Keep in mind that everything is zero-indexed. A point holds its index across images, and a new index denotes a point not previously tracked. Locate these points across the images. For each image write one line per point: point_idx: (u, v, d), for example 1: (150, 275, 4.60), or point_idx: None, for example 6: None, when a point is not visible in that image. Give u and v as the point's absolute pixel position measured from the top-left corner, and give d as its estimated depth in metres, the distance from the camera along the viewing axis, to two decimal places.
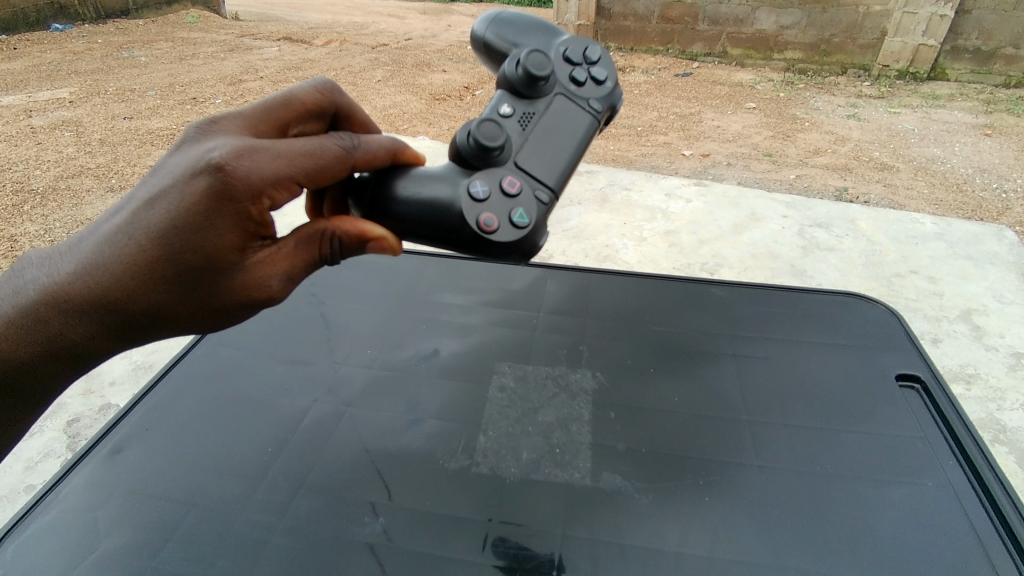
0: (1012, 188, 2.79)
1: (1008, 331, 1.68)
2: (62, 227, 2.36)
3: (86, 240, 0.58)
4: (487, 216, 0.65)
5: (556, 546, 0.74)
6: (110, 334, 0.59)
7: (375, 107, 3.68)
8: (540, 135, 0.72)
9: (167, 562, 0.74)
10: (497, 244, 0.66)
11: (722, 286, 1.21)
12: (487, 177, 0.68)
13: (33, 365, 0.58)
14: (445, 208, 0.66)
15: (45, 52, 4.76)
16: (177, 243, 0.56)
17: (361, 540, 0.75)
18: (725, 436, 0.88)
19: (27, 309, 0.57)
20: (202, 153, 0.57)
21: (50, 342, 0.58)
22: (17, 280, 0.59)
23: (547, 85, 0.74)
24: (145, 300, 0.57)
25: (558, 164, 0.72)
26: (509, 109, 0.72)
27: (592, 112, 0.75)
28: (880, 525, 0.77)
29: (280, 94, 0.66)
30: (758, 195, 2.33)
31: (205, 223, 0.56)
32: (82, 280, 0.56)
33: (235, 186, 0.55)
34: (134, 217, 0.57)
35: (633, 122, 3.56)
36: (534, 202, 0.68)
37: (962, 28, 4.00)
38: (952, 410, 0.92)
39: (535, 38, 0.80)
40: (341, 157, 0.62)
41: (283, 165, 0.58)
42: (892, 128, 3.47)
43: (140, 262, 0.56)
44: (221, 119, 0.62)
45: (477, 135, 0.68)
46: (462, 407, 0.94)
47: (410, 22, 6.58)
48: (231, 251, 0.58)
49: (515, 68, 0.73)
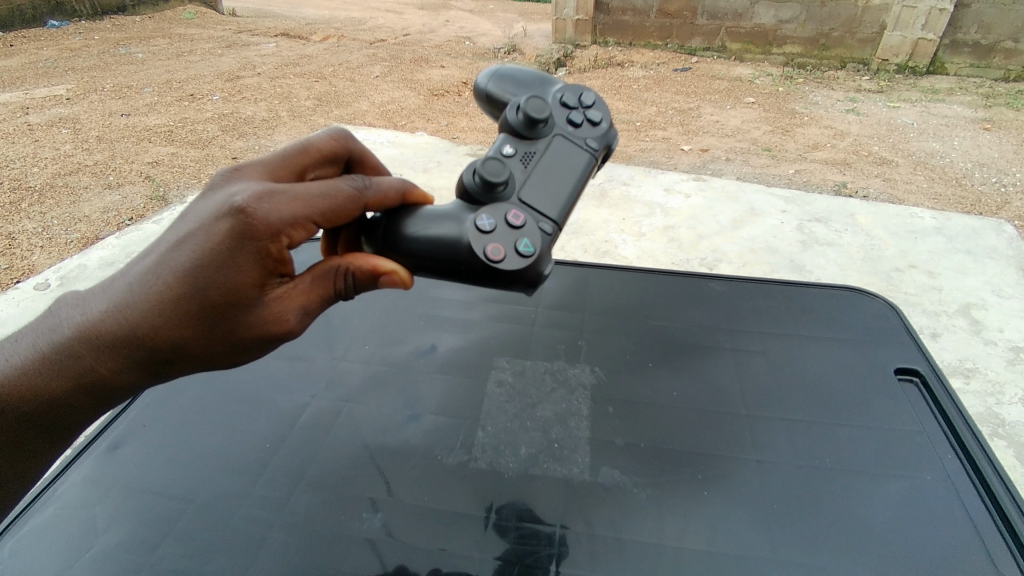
0: (1011, 182, 2.79)
1: (1007, 325, 1.68)
2: (59, 224, 2.35)
3: (118, 279, 0.59)
4: (494, 247, 0.63)
5: (558, 524, 0.76)
6: (139, 368, 0.58)
7: (373, 103, 3.67)
8: (542, 173, 0.71)
9: (165, 558, 0.74)
10: (503, 274, 0.63)
11: (721, 280, 1.21)
12: (492, 211, 0.66)
13: (63, 399, 0.57)
14: (452, 247, 0.64)
15: (41, 49, 4.73)
16: (201, 280, 0.56)
17: (362, 536, 0.75)
18: (723, 431, 0.88)
19: (63, 344, 0.57)
20: (226, 198, 0.57)
21: (82, 376, 0.57)
22: (53, 318, 0.60)
23: (546, 127, 0.74)
24: (171, 335, 0.57)
25: (561, 199, 0.70)
26: (511, 149, 0.72)
27: (590, 151, 0.75)
28: (876, 514, 0.78)
29: (298, 143, 0.67)
30: (757, 191, 2.33)
31: (228, 261, 0.56)
32: (113, 318, 0.57)
33: (255, 228, 0.56)
34: (163, 257, 0.57)
35: (631, 117, 3.55)
36: (539, 232, 0.66)
37: (961, 22, 3.99)
38: (952, 404, 0.92)
39: (533, 84, 0.80)
40: (352, 198, 0.62)
41: (301, 208, 0.58)
42: (891, 122, 3.46)
43: (166, 299, 0.56)
44: (243, 167, 0.63)
45: (482, 173, 0.67)
46: (459, 402, 0.94)
47: (407, 17, 6.54)
48: (251, 288, 0.58)
49: (515, 112, 0.73)
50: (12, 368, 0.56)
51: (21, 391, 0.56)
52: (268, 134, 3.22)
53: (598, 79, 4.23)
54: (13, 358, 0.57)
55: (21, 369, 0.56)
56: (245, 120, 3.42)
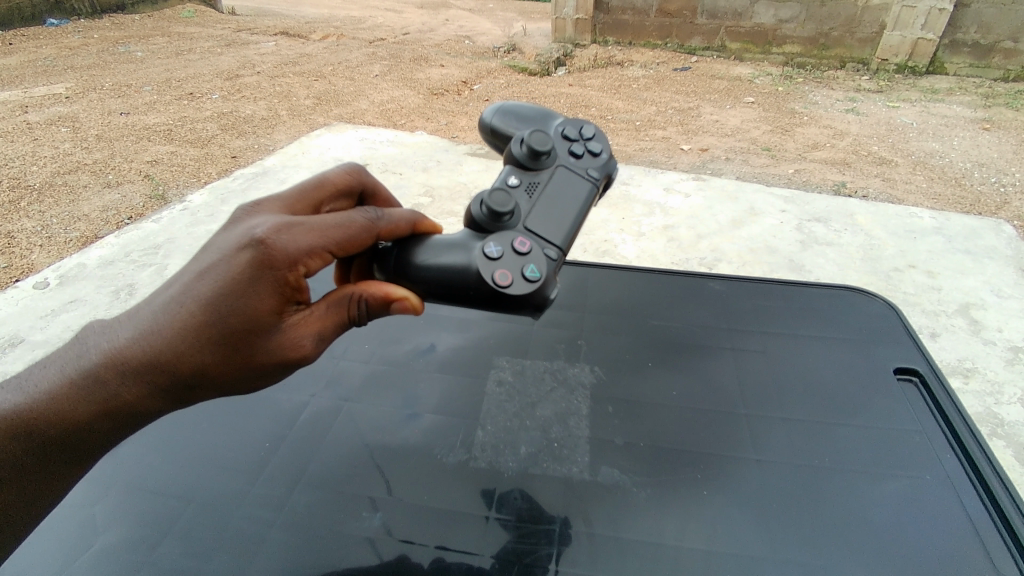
0: (1011, 182, 2.79)
1: (1006, 325, 1.69)
2: (59, 223, 2.35)
3: (144, 308, 0.61)
4: (501, 272, 0.63)
5: (557, 521, 0.76)
6: (160, 394, 0.61)
7: (373, 102, 3.67)
8: (546, 201, 0.72)
9: (166, 557, 0.74)
10: (511, 299, 0.63)
11: (720, 280, 1.21)
12: (499, 238, 0.66)
13: (88, 423, 0.61)
14: (462, 276, 0.64)
15: (40, 48, 4.73)
16: (223, 308, 0.57)
17: (362, 536, 0.75)
18: (722, 430, 0.89)
19: (91, 372, 0.60)
20: (246, 230, 0.59)
21: (107, 402, 0.60)
22: (85, 346, 0.63)
23: (549, 158, 0.75)
24: (194, 362, 0.59)
25: (565, 226, 0.71)
26: (516, 179, 0.73)
27: (592, 180, 0.75)
28: (874, 514, 0.78)
29: (314, 177, 0.69)
30: (756, 190, 2.33)
31: (247, 291, 0.57)
32: (139, 345, 0.59)
33: (274, 258, 0.57)
34: (186, 287, 0.59)
35: (631, 116, 3.55)
36: (545, 258, 0.66)
37: (961, 22, 3.99)
38: (951, 404, 0.92)
39: (535, 116, 0.82)
40: (365, 228, 0.63)
41: (318, 238, 0.59)
42: (890, 122, 3.46)
43: (190, 326, 0.58)
44: (263, 202, 0.65)
45: (488, 202, 0.68)
46: (458, 402, 0.94)
47: (407, 16, 6.54)
48: (269, 316, 0.59)
49: (518, 145, 0.74)
50: (43, 395, 0.61)
51: (51, 416, 0.60)
52: (267, 133, 3.22)
53: (598, 79, 4.22)
54: (44, 385, 0.62)
55: (51, 395, 0.61)
56: (244, 119, 3.42)
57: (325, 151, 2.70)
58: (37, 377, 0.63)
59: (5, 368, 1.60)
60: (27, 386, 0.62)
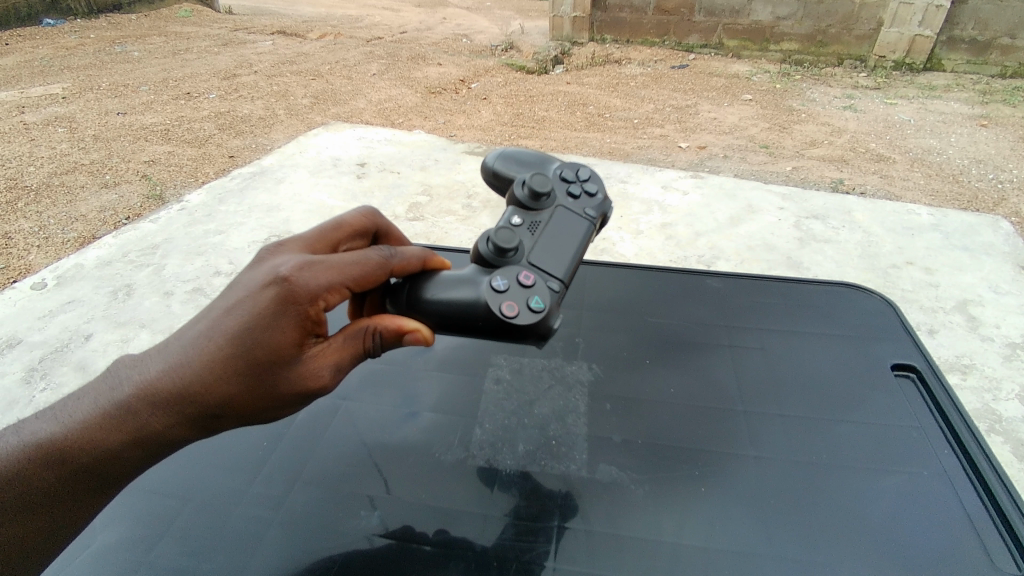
0: (1008, 178, 2.80)
1: (1003, 322, 1.69)
2: (56, 224, 2.34)
3: (173, 341, 0.60)
4: (508, 303, 0.64)
5: (556, 520, 0.76)
6: (188, 423, 0.58)
7: (370, 102, 3.66)
8: (547, 239, 0.74)
9: (164, 556, 0.74)
10: (517, 330, 0.64)
11: (718, 277, 1.21)
12: (505, 272, 0.67)
13: (117, 452, 0.58)
14: (469, 309, 0.65)
15: (37, 48, 4.72)
16: (248, 340, 0.56)
17: (359, 535, 0.75)
18: (719, 427, 0.89)
19: (121, 402, 0.58)
20: (271, 268, 0.58)
21: (136, 432, 0.58)
22: (114, 378, 0.61)
23: (549, 200, 0.78)
24: (222, 393, 0.57)
25: (565, 264, 0.73)
26: (518, 219, 0.75)
27: (588, 219, 0.79)
28: (872, 510, 0.78)
29: (331, 220, 0.70)
30: (754, 187, 2.33)
31: (271, 324, 0.56)
32: (168, 375, 0.57)
33: (297, 294, 0.56)
34: (213, 321, 0.58)
35: (629, 114, 3.54)
36: (548, 290, 0.67)
37: (958, 19, 4.00)
38: (948, 400, 0.92)
39: (535, 159, 0.85)
40: (381, 265, 0.63)
41: (339, 275, 0.58)
42: (888, 119, 3.47)
43: (217, 358, 0.56)
44: (285, 243, 0.65)
45: (494, 239, 0.70)
46: (456, 400, 0.94)
47: (404, 14, 6.53)
48: (290, 349, 0.57)
49: (521, 187, 0.77)
50: (77, 424, 0.58)
51: (82, 444, 0.57)
52: (265, 133, 3.21)
53: (596, 77, 4.22)
54: (77, 415, 0.59)
55: (85, 424, 0.58)
56: (242, 118, 3.41)
57: (323, 150, 2.70)
58: (67, 408, 0.60)
59: (4, 369, 1.60)
60: (58, 416, 0.60)
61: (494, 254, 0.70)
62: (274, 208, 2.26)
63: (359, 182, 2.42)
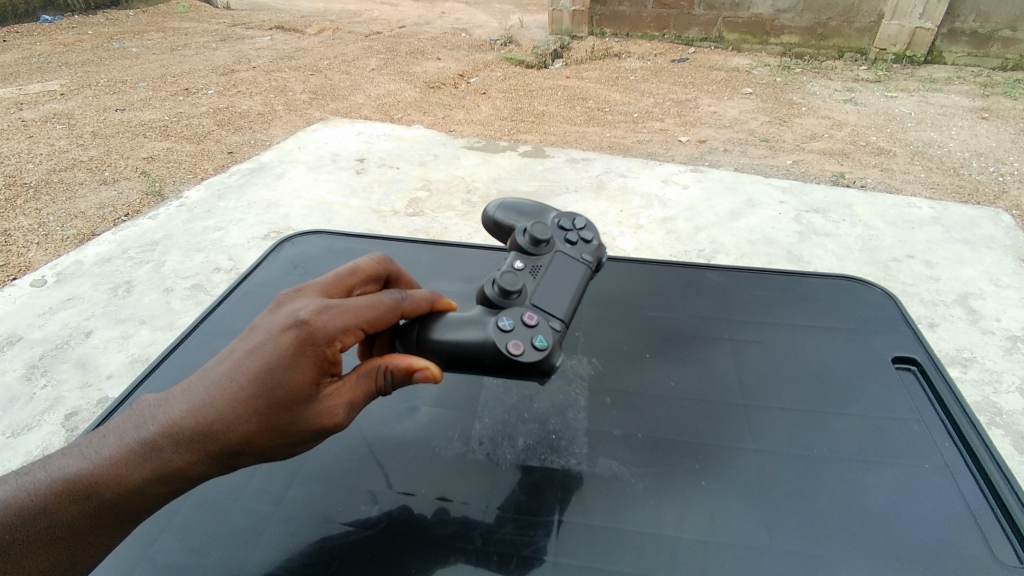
0: (1009, 171, 2.79)
1: (1004, 314, 1.69)
2: (55, 221, 2.33)
3: (196, 379, 0.57)
4: (514, 342, 0.64)
5: (557, 513, 0.76)
6: (209, 459, 0.55)
7: (369, 97, 3.65)
8: (549, 283, 0.74)
9: (163, 551, 0.74)
10: (521, 368, 0.65)
11: (717, 270, 1.21)
12: (510, 312, 0.68)
13: (139, 488, 0.54)
14: (478, 350, 0.65)
15: (35, 44, 4.71)
16: (269, 380, 0.54)
17: (357, 527, 0.75)
18: (719, 420, 0.89)
19: (146, 439, 0.55)
20: (291, 312, 0.58)
21: (160, 470, 0.54)
22: (135, 415, 0.58)
23: (548, 246, 0.78)
24: (243, 431, 0.54)
25: (565, 305, 0.73)
26: (520, 263, 0.75)
27: (585, 263, 0.79)
28: (872, 500, 0.78)
29: (346, 265, 0.70)
30: (755, 181, 2.33)
31: (290, 365, 0.55)
32: (192, 412, 0.55)
33: (315, 335, 0.55)
34: (236, 361, 0.56)
35: (629, 108, 3.53)
36: (551, 329, 0.67)
37: (960, 10, 3.97)
38: (948, 392, 0.92)
39: (535, 210, 0.86)
40: (392, 308, 0.63)
41: (355, 318, 0.59)
42: (889, 112, 3.45)
43: (239, 397, 0.54)
44: (303, 289, 0.65)
45: (499, 282, 0.70)
46: (454, 395, 0.94)
47: (403, 8, 6.50)
48: (307, 388, 0.56)
49: (522, 234, 0.78)
50: (100, 460, 0.55)
51: (106, 479, 0.54)
52: (264, 128, 3.20)
53: (595, 71, 4.20)
54: (103, 449, 0.56)
55: (109, 459, 0.55)
56: (240, 114, 3.40)
57: (321, 146, 2.69)
58: (90, 442, 0.57)
59: (4, 366, 1.60)
60: (84, 451, 0.56)
61: (500, 296, 0.70)
62: (273, 205, 2.25)
63: (358, 177, 2.42)
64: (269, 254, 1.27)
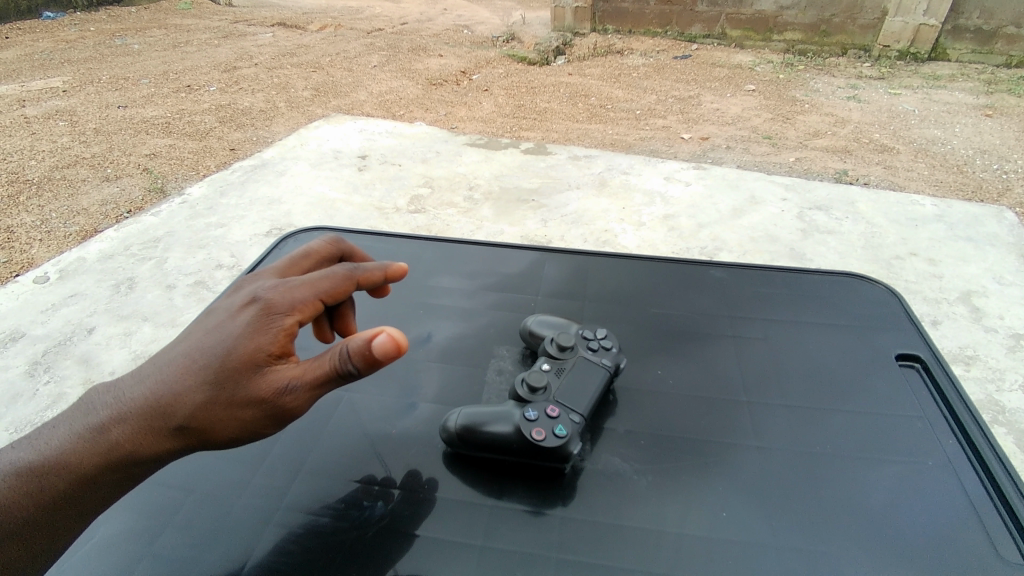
0: (1013, 169, 2.78)
1: (1007, 312, 1.68)
2: (58, 217, 2.33)
3: (150, 365, 0.60)
4: (537, 430, 0.75)
5: (559, 510, 0.76)
6: (161, 439, 0.56)
7: (371, 93, 3.65)
8: (574, 377, 0.84)
9: (168, 546, 0.74)
10: (543, 453, 0.76)
11: (721, 267, 1.20)
12: (536, 406, 0.78)
13: (92, 476, 0.55)
14: (507, 438, 0.76)
15: (37, 41, 4.70)
16: (222, 349, 0.57)
17: (359, 522, 0.75)
18: (722, 416, 0.89)
19: (95, 423, 0.57)
20: (248, 293, 0.62)
21: (111, 453, 0.56)
22: (88, 404, 0.60)
23: (574, 347, 0.88)
24: (191, 402, 0.56)
25: (586, 396, 0.82)
26: (547, 365, 0.85)
27: (606, 358, 0.88)
28: (872, 496, 0.78)
29: (301, 250, 0.76)
30: (757, 178, 2.33)
31: (245, 333, 0.57)
32: (143, 392, 0.57)
33: (274, 306, 0.59)
34: (190, 341, 0.59)
35: (631, 105, 3.52)
36: (570, 421, 0.78)
37: (964, 7, 3.96)
38: (951, 388, 0.92)
39: (561, 323, 0.96)
40: (347, 277, 0.67)
41: (313, 290, 0.63)
42: (892, 109, 3.44)
43: (190, 371, 0.57)
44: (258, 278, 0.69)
45: (526, 379, 0.81)
46: (457, 391, 0.94)
47: (404, 4, 6.48)
48: (259, 355, 0.57)
49: (550, 343, 0.88)
50: (50, 449, 0.56)
51: (58, 465, 0.55)
52: (266, 125, 3.20)
53: (597, 68, 4.19)
54: (52, 441, 0.57)
55: (60, 448, 0.56)
56: (242, 111, 3.40)
57: (323, 143, 2.69)
58: (41, 434, 0.58)
59: (7, 362, 1.60)
60: (34, 443, 0.57)
61: (526, 393, 0.80)
62: (275, 202, 2.25)
63: (360, 174, 2.41)
64: (270, 250, 1.27)
